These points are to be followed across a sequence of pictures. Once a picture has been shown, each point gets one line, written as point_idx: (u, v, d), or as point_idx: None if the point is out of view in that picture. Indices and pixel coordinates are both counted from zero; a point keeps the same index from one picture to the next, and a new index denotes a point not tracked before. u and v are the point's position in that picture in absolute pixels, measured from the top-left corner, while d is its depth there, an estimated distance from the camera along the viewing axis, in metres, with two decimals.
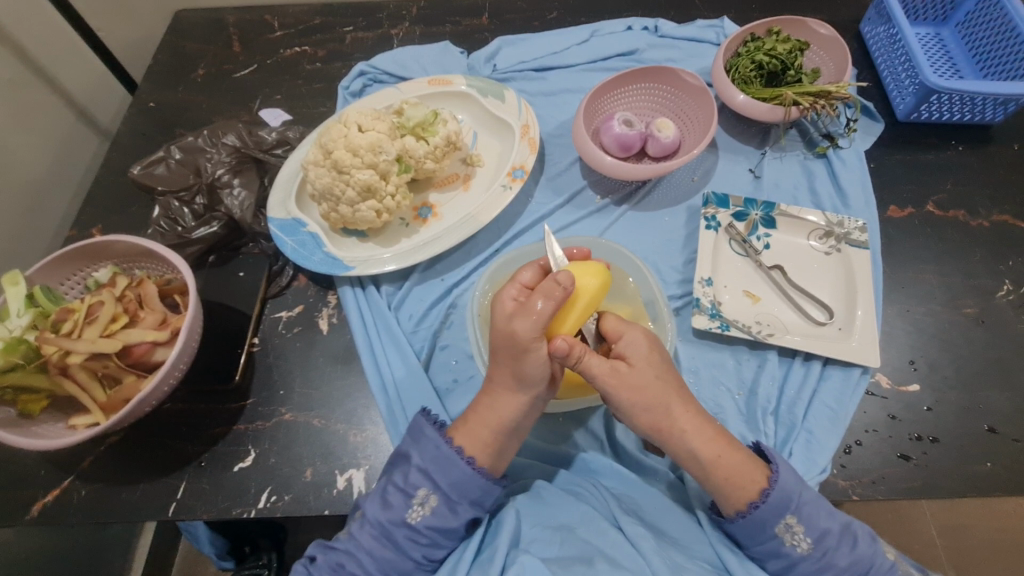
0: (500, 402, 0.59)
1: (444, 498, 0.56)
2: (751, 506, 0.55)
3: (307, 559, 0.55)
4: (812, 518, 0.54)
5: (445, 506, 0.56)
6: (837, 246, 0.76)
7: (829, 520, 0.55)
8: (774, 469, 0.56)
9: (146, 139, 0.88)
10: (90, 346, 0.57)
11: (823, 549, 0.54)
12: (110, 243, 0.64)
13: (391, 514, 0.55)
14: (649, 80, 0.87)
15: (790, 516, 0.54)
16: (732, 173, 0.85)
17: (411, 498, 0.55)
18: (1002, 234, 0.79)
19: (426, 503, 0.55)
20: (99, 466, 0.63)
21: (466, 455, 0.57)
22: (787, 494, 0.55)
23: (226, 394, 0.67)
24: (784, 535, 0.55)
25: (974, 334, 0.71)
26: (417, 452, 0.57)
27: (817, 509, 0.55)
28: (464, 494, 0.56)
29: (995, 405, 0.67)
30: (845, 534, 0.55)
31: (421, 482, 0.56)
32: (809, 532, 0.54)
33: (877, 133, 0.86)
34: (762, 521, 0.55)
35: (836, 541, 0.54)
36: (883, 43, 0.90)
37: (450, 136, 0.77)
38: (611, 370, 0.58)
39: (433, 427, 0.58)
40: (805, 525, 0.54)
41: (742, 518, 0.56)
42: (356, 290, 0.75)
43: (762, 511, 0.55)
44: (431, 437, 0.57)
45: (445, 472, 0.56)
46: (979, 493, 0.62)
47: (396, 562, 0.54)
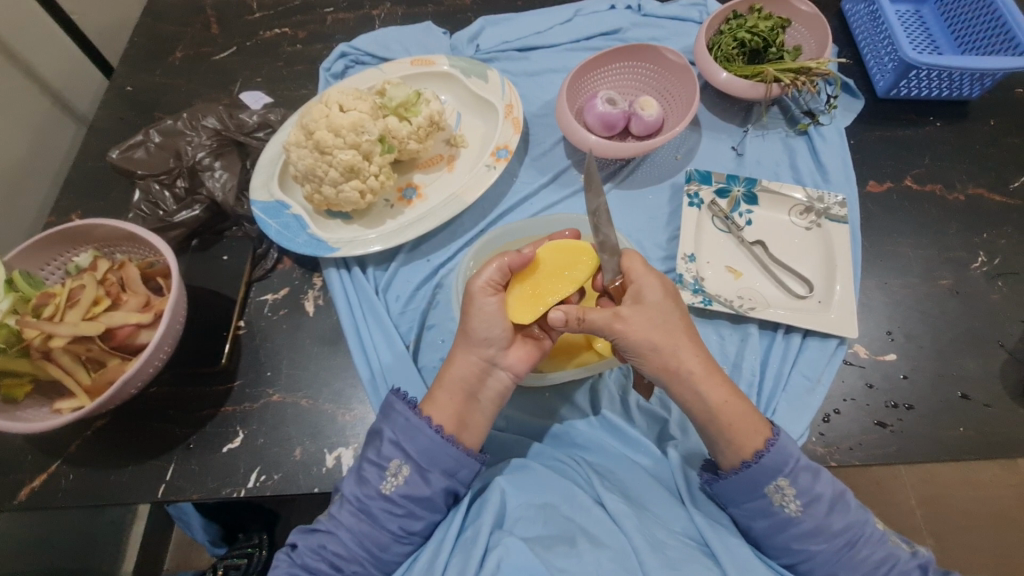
0: (456, 363, 0.60)
1: (416, 467, 0.56)
2: (743, 463, 0.55)
3: (288, 547, 0.56)
4: (807, 481, 0.54)
5: (417, 474, 0.56)
6: (817, 221, 0.77)
7: (822, 485, 0.55)
8: (775, 432, 0.56)
9: (124, 123, 0.87)
10: (73, 329, 0.57)
11: (814, 513, 0.54)
12: (92, 226, 0.63)
13: (367, 489, 0.55)
14: (632, 59, 0.87)
15: (781, 478, 0.54)
16: (714, 151, 0.85)
17: (384, 470, 0.56)
18: (977, 207, 0.80)
19: (399, 473, 0.56)
20: (86, 450, 0.63)
21: (436, 423, 0.57)
22: (782, 458, 0.55)
23: (212, 376, 0.67)
24: (773, 495, 0.55)
25: (949, 304, 0.73)
26: (388, 426, 0.58)
27: (810, 477, 0.55)
28: (434, 462, 0.56)
29: (968, 372, 0.69)
30: (837, 500, 0.55)
31: (393, 453, 0.56)
32: (799, 496, 0.54)
33: (857, 110, 0.87)
34: (753, 480, 0.55)
35: (828, 507, 0.54)
36: (864, 20, 0.91)
37: (433, 115, 0.77)
38: (613, 317, 0.56)
39: (401, 401, 0.58)
40: (796, 488, 0.54)
41: (735, 474, 0.56)
42: (341, 272, 0.74)
43: (754, 471, 0.55)
44: (399, 410, 0.57)
45: (414, 442, 0.56)
46: (952, 457, 0.64)
47: (373, 535, 0.54)
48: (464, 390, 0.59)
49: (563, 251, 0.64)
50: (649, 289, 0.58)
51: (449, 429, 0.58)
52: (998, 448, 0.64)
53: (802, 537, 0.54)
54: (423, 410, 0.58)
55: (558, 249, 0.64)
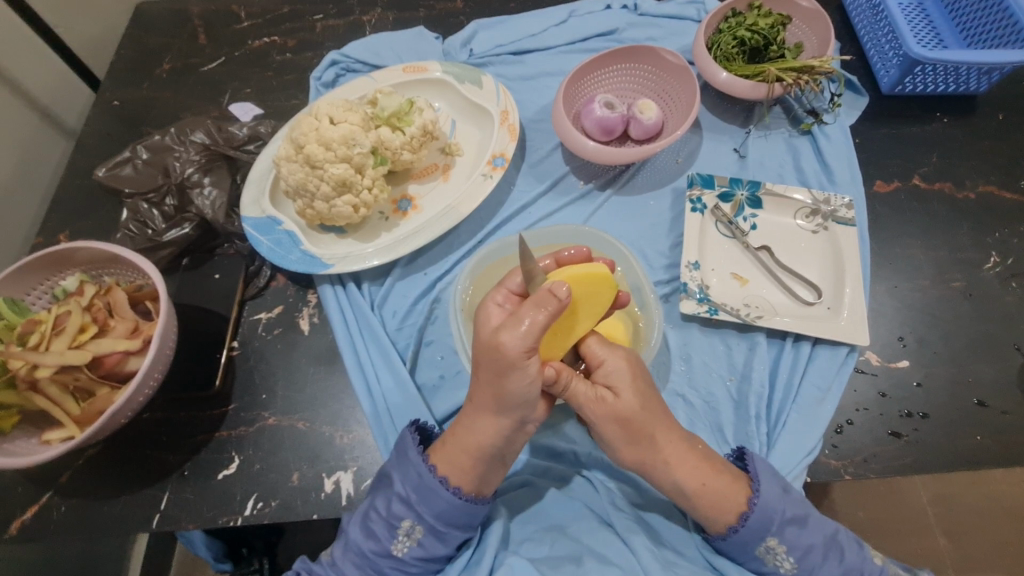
0: (471, 413, 0.54)
1: (430, 529, 0.53)
2: (730, 530, 0.54)
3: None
4: (796, 535, 0.53)
5: (432, 536, 0.53)
6: (824, 224, 0.75)
7: (813, 535, 0.53)
8: (755, 488, 0.54)
9: (112, 139, 0.85)
10: (59, 358, 0.55)
11: (807, 566, 0.53)
12: (76, 249, 0.62)
13: (376, 546, 0.53)
14: (629, 61, 0.85)
15: (770, 538, 0.53)
16: (717, 153, 0.83)
17: (395, 529, 0.53)
18: (987, 206, 0.78)
19: (411, 534, 0.53)
20: (78, 481, 0.62)
21: (452, 484, 0.53)
22: (767, 515, 0.53)
23: (205, 400, 0.65)
24: (765, 556, 0.54)
25: (961, 307, 0.71)
26: (400, 478, 0.54)
27: (799, 530, 0.53)
28: (451, 523, 0.53)
29: (983, 378, 0.67)
30: (831, 546, 0.54)
31: (404, 513, 0.53)
32: (790, 552, 0.53)
33: (862, 108, 0.85)
34: (743, 543, 0.54)
35: (822, 556, 0.53)
36: (867, 13, 0.89)
37: (426, 125, 0.75)
38: (595, 398, 0.54)
39: (418, 454, 0.55)
40: (786, 545, 0.53)
41: (723, 540, 0.55)
42: (336, 289, 0.73)
43: (742, 534, 0.53)
44: (414, 463, 0.54)
45: (429, 503, 0.53)
46: (969, 468, 0.62)
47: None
48: (483, 439, 0.54)
49: (591, 280, 0.56)
50: (617, 372, 0.55)
51: (467, 489, 0.54)
52: (1016, 458, 0.62)
53: None
54: (433, 460, 0.55)
55: (581, 277, 0.55)
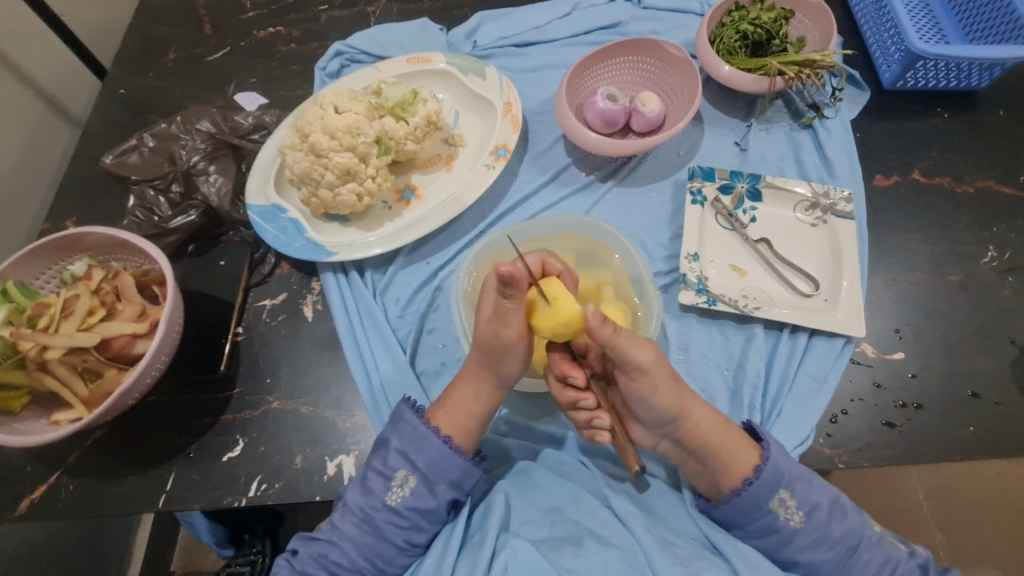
0: None
1: (423, 479, 0.55)
2: (744, 483, 0.56)
3: (290, 552, 0.55)
4: (805, 491, 0.55)
5: (424, 486, 0.55)
6: (823, 218, 0.75)
7: (819, 493, 0.55)
8: (765, 445, 0.57)
9: (119, 127, 0.86)
10: (67, 341, 0.56)
11: (815, 522, 0.55)
12: (84, 234, 0.63)
13: (373, 499, 0.55)
14: (632, 53, 0.85)
15: (782, 490, 0.55)
16: (717, 146, 0.84)
17: (390, 481, 0.55)
18: (986, 200, 0.79)
19: (406, 483, 0.55)
20: (86, 461, 0.63)
21: (443, 434, 0.57)
22: (779, 471, 0.55)
23: (211, 384, 0.66)
24: (778, 510, 0.55)
25: (958, 300, 0.72)
26: (394, 435, 0.57)
27: (806, 485, 0.55)
28: (442, 474, 0.56)
29: (979, 369, 0.68)
30: (835, 507, 0.55)
31: (399, 463, 0.56)
32: (800, 506, 0.55)
33: (863, 102, 0.85)
34: (755, 499, 0.55)
35: (828, 515, 0.55)
36: (870, 8, 0.89)
37: (430, 115, 0.75)
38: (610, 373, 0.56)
39: (411, 412, 0.57)
40: (797, 499, 0.55)
41: (736, 496, 0.56)
42: (338, 276, 0.73)
43: (755, 488, 0.55)
44: (409, 420, 0.56)
45: (422, 453, 0.56)
46: (961, 457, 0.63)
47: (378, 547, 0.54)
48: None
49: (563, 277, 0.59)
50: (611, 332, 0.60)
51: (457, 440, 0.57)
52: (1009, 448, 0.63)
53: (806, 549, 0.55)
54: (432, 419, 0.58)
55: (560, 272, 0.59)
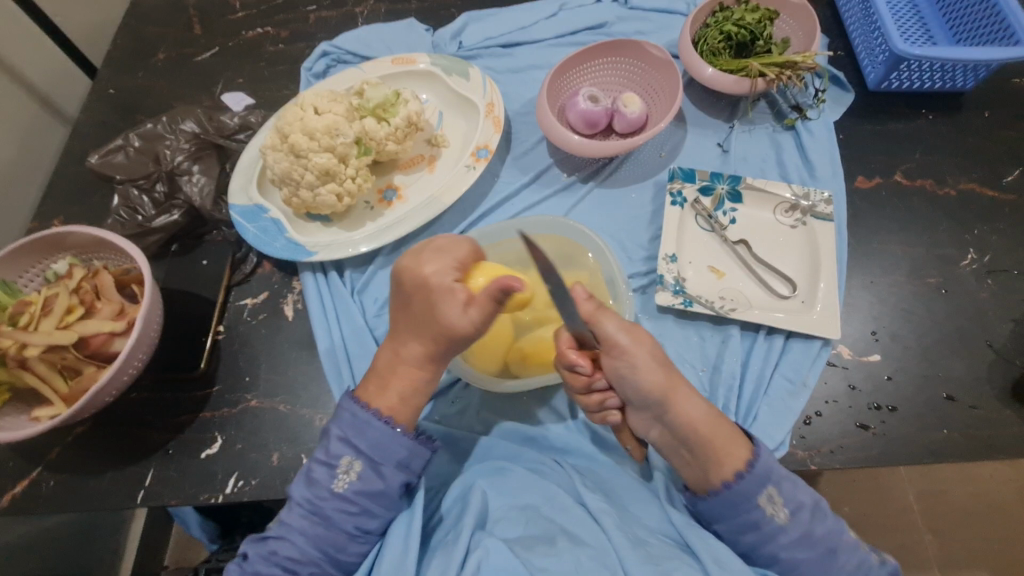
0: None
1: (369, 462, 0.54)
2: (735, 476, 0.54)
3: (240, 556, 0.52)
4: (790, 489, 0.53)
5: (371, 469, 0.54)
6: (802, 219, 0.76)
7: (804, 493, 0.54)
8: (757, 443, 0.55)
9: (107, 127, 0.87)
10: (46, 338, 0.57)
11: (800, 521, 0.53)
12: (66, 234, 0.64)
13: (318, 490, 0.53)
14: (616, 55, 0.85)
15: (770, 486, 0.53)
16: (700, 148, 0.84)
17: (335, 469, 0.53)
18: (968, 202, 0.79)
19: (351, 469, 0.53)
20: (66, 456, 0.64)
21: (383, 416, 0.55)
22: (769, 468, 0.53)
23: (190, 381, 0.67)
24: (764, 506, 0.53)
25: (936, 303, 0.72)
26: (336, 424, 0.55)
27: (793, 484, 0.54)
28: (388, 455, 0.54)
29: (954, 371, 0.68)
30: (817, 509, 0.54)
31: (342, 450, 0.54)
32: (787, 504, 0.53)
33: (847, 103, 0.85)
34: (742, 493, 0.53)
35: (811, 514, 0.53)
36: (856, 10, 0.89)
37: (411, 116, 0.76)
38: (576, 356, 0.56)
39: (351, 398, 0.56)
40: (783, 497, 0.53)
41: (725, 489, 0.54)
42: (318, 276, 0.74)
43: (745, 482, 0.53)
44: (348, 406, 0.55)
45: (364, 436, 0.54)
46: (934, 460, 0.63)
47: (328, 537, 0.52)
48: None
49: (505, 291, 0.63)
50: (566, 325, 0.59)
51: (397, 420, 0.56)
52: (982, 450, 0.63)
53: (789, 547, 0.52)
54: (372, 403, 0.56)
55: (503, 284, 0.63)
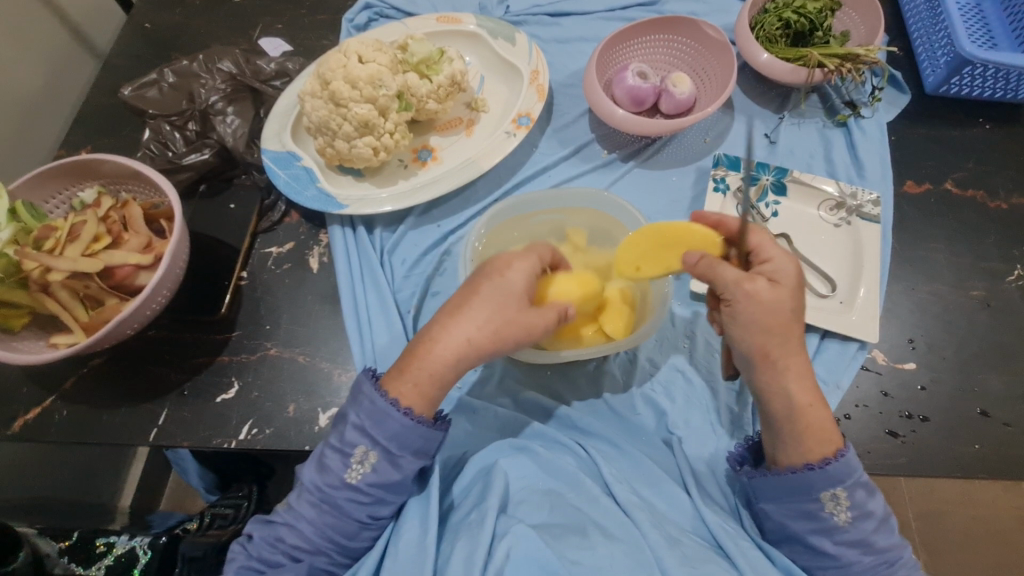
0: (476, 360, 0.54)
1: (385, 453, 0.50)
2: (805, 465, 0.51)
3: (246, 536, 0.52)
4: (862, 496, 0.50)
5: (386, 460, 0.50)
6: (847, 219, 0.73)
7: (875, 503, 0.51)
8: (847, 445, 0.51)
9: (140, 61, 0.85)
10: (71, 265, 0.56)
11: (862, 529, 0.50)
12: (98, 162, 0.62)
13: (330, 478, 0.50)
14: (667, 32, 0.83)
15: (840, 487, 0.50)
16: (747, 137, 0.81)
17: (349, 458, 0.50)
18: (1019, 218, 0.76)
19: (365, 461, 0.50)
20: (81, 388, 0.63)
21: (404, 405, 0.50)
22: (848, 469, 0.50)
23: (209, 324, 0.66)
24: (826, 502, 0.50)
25: (978, 316, 0.70)
26: (353, 410, 0.51)
27: (867, 494, 0.50)
28: (405, 445, 0.51)
29: (991, 388, 0.66)
30: (885, 523, 0.51)
31: (357, 440, 0.50)
32: (852, 508, 0.50)
33: (902, 106, 0.83)
34: (810, 485, 0.50)
35: (876, 526, 0.50)
36: (920, 8, 0.85)
37: (455, 75, 0.73)
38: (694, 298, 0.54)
39: (370, 383, 0.51)
40: (852, 501, 0.50)
41: (791, 473, 0.51)
42: (346, 230, 0.72)
43: (815, 474, 0.50)
44: (366, 394, 0.51)
45: (381, 427, 0.50)
46: (964, 475, 0.62)
47: (339, 525, 0.50)
48: None
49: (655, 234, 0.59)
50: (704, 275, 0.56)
51: (420, 410, 0.51)
52: (1013, 470, 0.62)
53: (842, 547, 0.50)
54: (390, 388, 0.51)
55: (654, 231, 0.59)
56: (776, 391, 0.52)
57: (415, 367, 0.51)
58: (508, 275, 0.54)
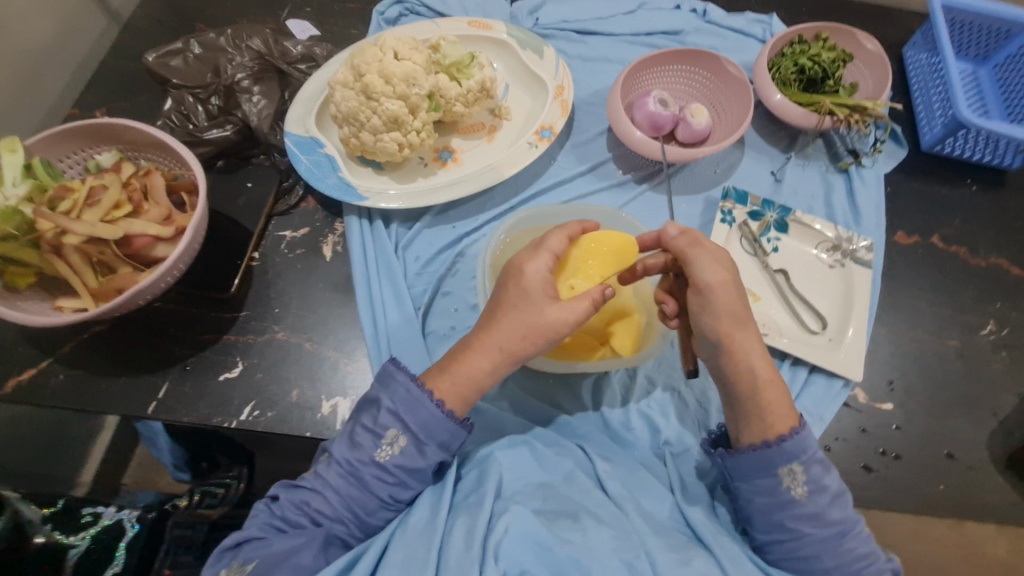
0: (488, 362, 0.55)
1: (414, 439, 0.53)
2: (764, 442, 0.54)
3: (269, 499, 0.52)
4: (818, 472, 0.54)
5: (414, 446, 0.53)
6: (842, 261, 0.77)
7: (830, 478, 0.54)
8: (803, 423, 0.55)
9: (163, 28, 0.84)
10: (89, 229, 0.55)
11: (818, 502, 0.53)
12: (122, 128, 0.61)
13: (360, 454, 0.52)
14: (688, 64, 0.86)
15: (796, 463, 0.53)
16: (755, 173, 0.85)
17: (380, 438, 0.52)
18: (995, 277, 0.81)
19: (395, 443, 0.52)
20: (80, 353, 0.62)
21: (438, 398, 0.53)
22: (803, 446, 0.53)
23: (219, 301, 0.66)
24: (784, 477, 0.54)
25: (952, 365, 0.74)
26: (387, 395, 0.53)
27: (823, 469, 0.54)
28: (432, 436, 0.53)
29: (958, 433, 0.70)
30: (839, 498, 0.54)
31: (390, 423, 0.53)
32: (808, 482, 0.53)
33: (899, 159, 0.87)
34: (768, 461, 0.54)
35: (831, 499, 0.53)
36: (924, 70, 0.91)
37: (485, 81, 0.75)
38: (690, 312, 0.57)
39: (403, 371, 0.54)
40: (808, 476, 0.53)
41: (752, 451, 0.55)
42: (363, 222, 0.73)
43: (772, 451, 0.54)
44: (401, 381, 0.53)
45: (415, 414, 0.53)
46: (928, 511, 0.66)
47: (361, 500, 0.52)
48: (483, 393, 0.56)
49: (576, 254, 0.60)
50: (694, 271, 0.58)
51: (450, 404, 0.54)
52: (971, 510, 0.66)
53: (799, 519, 0.53)
54: (427, 382, 0.55)
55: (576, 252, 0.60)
56: (768, 418, 0.55)
57: (447, 371, 0.55)
58: (526, 283, 0.56)
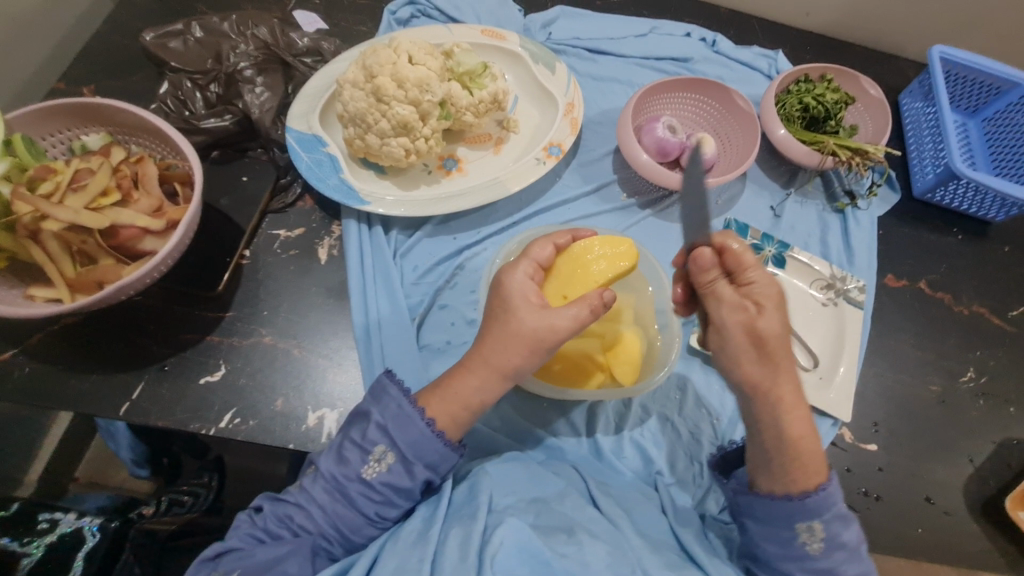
0: (488, 385, 0.54)
1: (402, 457, 0.50)
2: (785, 497, 0.52)
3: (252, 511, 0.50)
4: (838, 529, 0.52)
5: (401, 464, 0.51)
6: (835, 300, 0.78)
7: (850, 535, 0.53)
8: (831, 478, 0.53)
9: (162, 7, 0.80)
10: (72, 216, 0.51)
11: (831, 557, 0.52)
12: (114, 109, 0.58)
13: (346, 470, 0.50)
14: (697, 93, 0.87)
15: (816, 521, 0.52)
16: (754, 206, 0.86)
17: (368, 454, 0.50)
18: (976, 326, 0.83)
19: (383, 460, 0.50)
20: (49, 346, 0.58)
21: (429, 417, 0.51)
22: (826, 503, 0.52)
23: (204, 299, 0.63)
24: (802, 532, 0.52)
25: (933, 411, 0.76)
26: (377, 410, 0.51)
27: (844, 526, 0.52)
28: (420, 455, 0.51)
29: (937, 478, 0.72)
30: (855, 554, 0.53)
31: (378, 439, 0.50)
32: (825, 539, 0.52)
33: (892, 203, 0.89)
34: (788, 515, 0.52)
35: (846, 556, 0.52)
36: (918, 117, 0.93)
37: (497, 93, 0.73)
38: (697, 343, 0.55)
39: (397, 387, 0.52)
40: (827, 533, 0.52)
41: (770, 502, 0.53)
42: (362, 226, 0.70)
43: (792, 506, 0.52)
44: (393, 396, 0.51)
45: (405, 431, 0.51)
46: (905, 554, 0.67)
47: (346, 517, 0.50)
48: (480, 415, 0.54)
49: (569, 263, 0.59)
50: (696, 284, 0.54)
51: (446, 426, 0.52)
52: (945, 554, 0.68)
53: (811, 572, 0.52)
54: (421, 401, 0.53)
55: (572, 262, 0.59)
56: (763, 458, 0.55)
57: (443, 389, 0.53)
58: (506, 294, 0.54)
